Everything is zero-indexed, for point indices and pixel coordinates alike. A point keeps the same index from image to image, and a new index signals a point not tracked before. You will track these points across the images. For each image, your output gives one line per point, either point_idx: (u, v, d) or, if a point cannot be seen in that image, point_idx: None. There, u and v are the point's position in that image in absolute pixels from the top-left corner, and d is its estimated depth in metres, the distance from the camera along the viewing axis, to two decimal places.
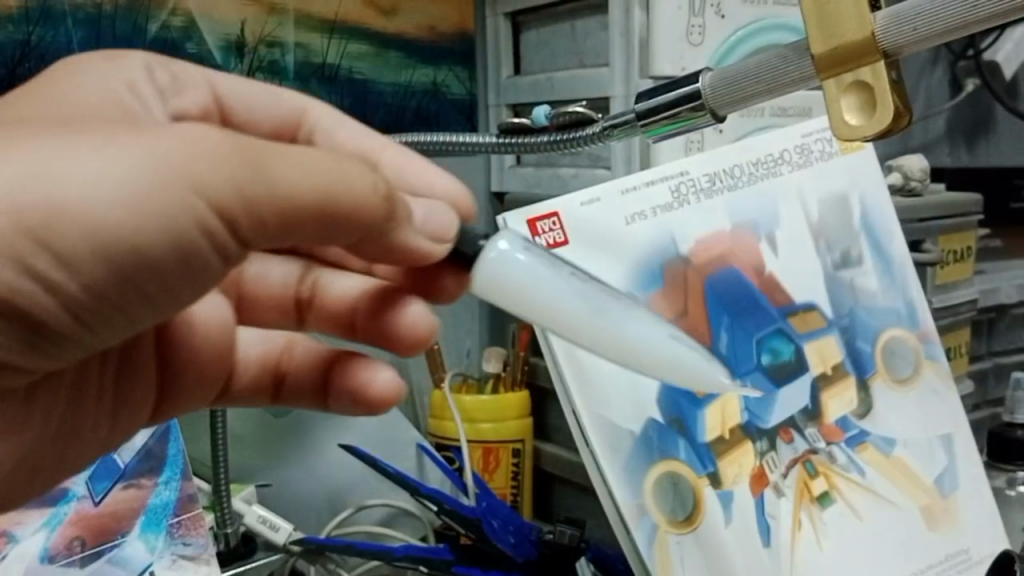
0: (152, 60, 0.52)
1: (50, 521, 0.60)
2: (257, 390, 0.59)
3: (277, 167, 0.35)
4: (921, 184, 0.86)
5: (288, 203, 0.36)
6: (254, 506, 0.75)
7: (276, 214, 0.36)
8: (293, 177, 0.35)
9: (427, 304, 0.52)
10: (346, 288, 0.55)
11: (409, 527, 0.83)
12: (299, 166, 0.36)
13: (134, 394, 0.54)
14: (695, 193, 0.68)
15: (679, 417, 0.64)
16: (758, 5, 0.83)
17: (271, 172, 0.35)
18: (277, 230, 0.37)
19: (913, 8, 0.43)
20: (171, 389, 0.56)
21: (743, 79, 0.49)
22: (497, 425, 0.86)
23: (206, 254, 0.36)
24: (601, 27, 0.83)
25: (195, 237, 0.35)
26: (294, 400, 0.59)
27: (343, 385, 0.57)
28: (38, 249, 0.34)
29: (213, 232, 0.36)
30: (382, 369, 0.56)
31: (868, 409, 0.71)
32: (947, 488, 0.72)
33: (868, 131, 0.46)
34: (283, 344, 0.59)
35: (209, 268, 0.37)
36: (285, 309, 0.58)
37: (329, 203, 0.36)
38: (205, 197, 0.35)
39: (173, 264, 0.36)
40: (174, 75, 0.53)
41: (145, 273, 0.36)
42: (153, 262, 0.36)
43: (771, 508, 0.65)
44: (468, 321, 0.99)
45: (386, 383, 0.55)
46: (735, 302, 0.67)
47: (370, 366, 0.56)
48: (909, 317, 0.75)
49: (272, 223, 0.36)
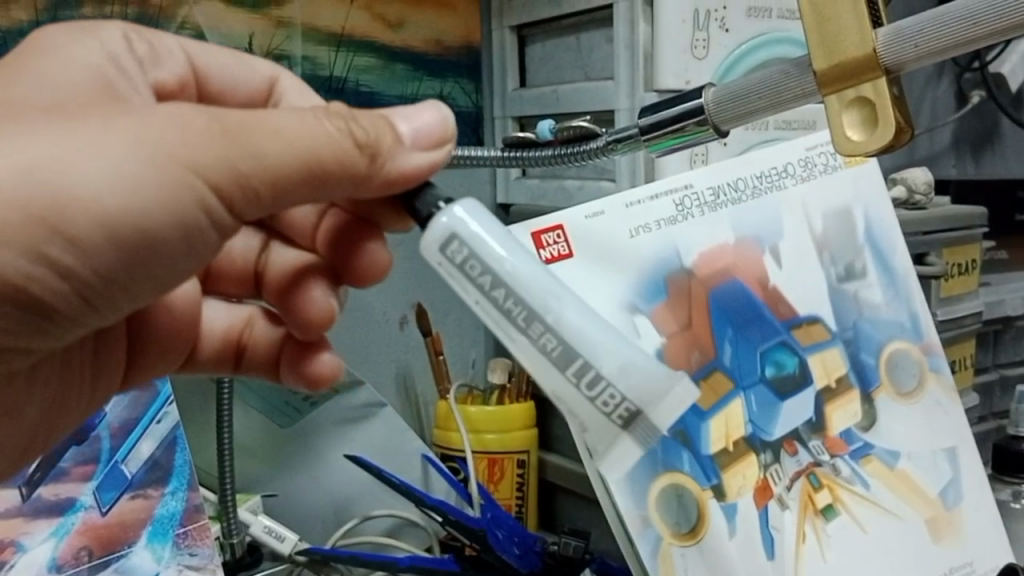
0: (129, 31, 0.53)
1: (57, 531, 0.61)
2: (219, 360, 0.63)
3: (261, 142, 0.40)
4: (925, 197, 0.86)
5: (272, 175, 0.41)
6: (260, 516, 0.76)
7: (267, 185, 0.41)
8: (275, 150, 0.40)
9: (331, 288, 0.57)
10: (295, 258, 0.58)
11: (414, 537, 0.84)
12: (282, 137, 0.40)
13: (109, 363, 0.58)
14: (699, 206, 0.69)
15: (683, 429, 0.64)
16: (763, 19, 0.83)
17: (256, 145, 0.40)
18: (270, 200, 0.42)
19: (914, 25, 0.44)
20: (145, 363, 0.60)
21: (746, 94, 0.49)
22: (502, 435, 0.87)
23: (204, 226, 0.42)
24: (606, 40, 0.83)
25: (195, 216, 0.41)
26: (250, 371, 0.62)
27: (288, 362, 0.61)
28: (53, 236, 0.39)
29: (210, 207, 0.41)
30: (322, 350, 0.60)
31: (872, 421, 0.71)
32: (951, 501, 0.72)
33: (871, 146, 0.46)
34: (243, 318, 0.63)
35: (208, 243, 0.44)
36: (245, 280, 0.61)
37: (315, 165, 0.41)
38: (202, 177, 0.40)
39: (176, 241, 0.42)
40: (152, 46, 0.54)
41: (149, 249, 0.42)
42: (156, 237, 0.42)
43: (775, 520, 0.65)
44: (473, 332, 0.99)
45: (327, 364, 0.60)
46: (738, 315, 0.68)
47: (308, 347, 0.60)
48: (913, 330, 0.75)
49: (264, 194, 0.42)
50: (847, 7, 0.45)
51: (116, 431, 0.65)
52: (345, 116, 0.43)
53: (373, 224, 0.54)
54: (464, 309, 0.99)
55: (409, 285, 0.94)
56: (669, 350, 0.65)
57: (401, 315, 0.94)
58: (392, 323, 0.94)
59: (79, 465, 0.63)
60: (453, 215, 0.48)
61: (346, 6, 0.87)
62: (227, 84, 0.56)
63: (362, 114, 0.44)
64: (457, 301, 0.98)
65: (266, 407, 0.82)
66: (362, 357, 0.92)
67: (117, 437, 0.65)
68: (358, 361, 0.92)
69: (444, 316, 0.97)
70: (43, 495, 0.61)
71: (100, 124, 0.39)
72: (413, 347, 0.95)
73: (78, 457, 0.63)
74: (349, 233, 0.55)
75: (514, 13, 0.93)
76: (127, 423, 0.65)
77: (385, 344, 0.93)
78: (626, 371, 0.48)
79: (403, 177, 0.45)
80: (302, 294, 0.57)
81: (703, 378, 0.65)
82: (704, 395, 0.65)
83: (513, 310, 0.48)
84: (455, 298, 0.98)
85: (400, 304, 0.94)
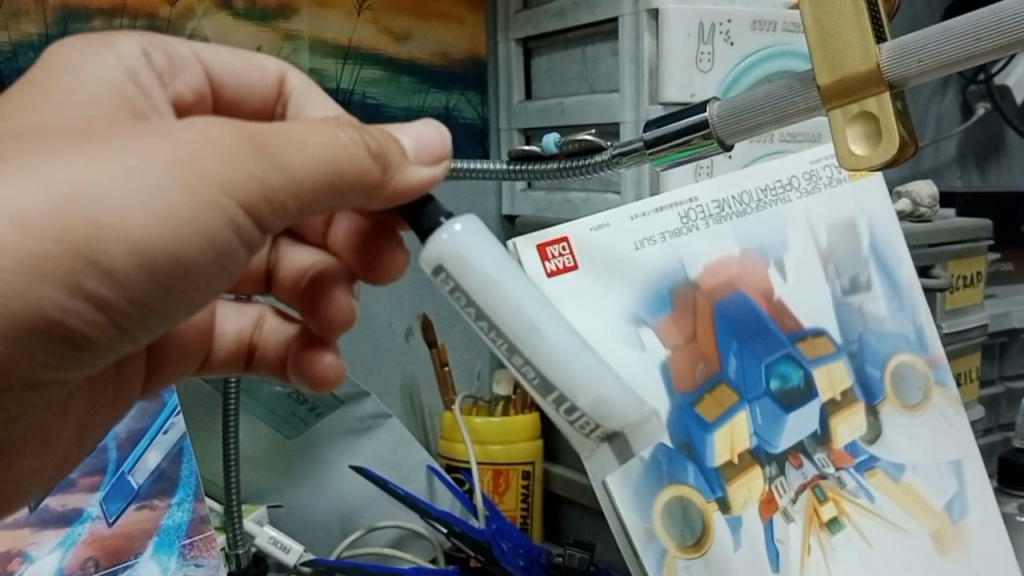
0: (147, 43, 0.52)
1: (64, 542, 0.61)
2: (231, 360, 0.62)
3: (288, 153, 0.40)
4: (930, 210, 0.86)
5: (295, 191, 0.41)
6: (266, 527, 0.76)
7: (294, 199, 0.41)
8: (302, 162, 0.40)
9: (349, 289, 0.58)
10: (311, 258, 0.59)
11: (419, 548, 0.84)
12: (305, 149, 0.41)
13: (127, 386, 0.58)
14: (704, 219, 0.69)
15: (688, 442, 0.64)
16: (768, 33, 0.83)
17: (282, 158, 0.40)
18: (296, 210, 0.42)
19: (918, 41, 0.44)
20: (161, 372, 0.60)
21: (749, 108, 0.49)
22: (507, 446, 0.87)
23: (233, 245, 0.42)
24: (612, 53, 0.84)
25: (227, 237, 0.41)
26: (261, 371, 0.62)
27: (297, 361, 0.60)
28: (90, 268, 0.38)
29: (241, 226, 0.41)
30: (328, 351, 0.60)
31: (877, 434, 0.71)
32: (957, 514, 0.72)
33: (874, 161, 0.46)
34: (252, 319, 0.63)
35: (238, 262, 0.43)
36: (257, 280, 0.60)
37: (338, 176, 0.42)
38: (233, 197, 0.40)
39: (208, 263, 0.42)
40: (170, 57, 0.53)
41: (181, 278, 0.41)
42: (189, 266, 0.41)
43: (780, 533, 0.65)
44: (479, 343, 1.00)
45: (333, 364, 0.60)
46: (743, 327, 0.68)
47: (314, 347, 0.60)
48: (918, 342, 0.75)
49: (291, 205, 0.42)
50: (851, 22, 0.46)
51: (123, 442, 0.65)
52: (357, 128, 0.44)
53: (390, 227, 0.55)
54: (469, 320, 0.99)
55: (415, 297, 0.95)
56: (674, 362, 0.65)
57: (406, 325, 0.94)
58: (398, 333, 0.94)
59: (86, 475, 0.63)
60: (453, 233, 0.47)
61: (353, 19, 0.88)
62: (240, 95, 0.57)
63: (370, 127, 0.45)
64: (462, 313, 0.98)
65: (271, 419, 0.82)
66: (368, 368, 0.92)
67: (124, 448, 0.65)
68: (364, 372, 0.92)
69: (450, 327, 0.97)
70: (50, 506, 0.61)
71: (112, 147, 0.39)
72: (418, 359, 0.95)
73: (85, 467, 0.63)
74: (369, 235, 0.56)
75: (520, 26, 0.93)
76: (134, 434, 0.65)
77: (390, 354, 0.94)
78: (599, 403, 0.48)
79: (405, 190, 0.46)
80: (324, 294, 0.58)
81: (708, 391, 0.65)
82: (709, 408, 0.65)
83: (498, 337, 0.48)
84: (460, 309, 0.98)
85: (405, 316, 0.94)
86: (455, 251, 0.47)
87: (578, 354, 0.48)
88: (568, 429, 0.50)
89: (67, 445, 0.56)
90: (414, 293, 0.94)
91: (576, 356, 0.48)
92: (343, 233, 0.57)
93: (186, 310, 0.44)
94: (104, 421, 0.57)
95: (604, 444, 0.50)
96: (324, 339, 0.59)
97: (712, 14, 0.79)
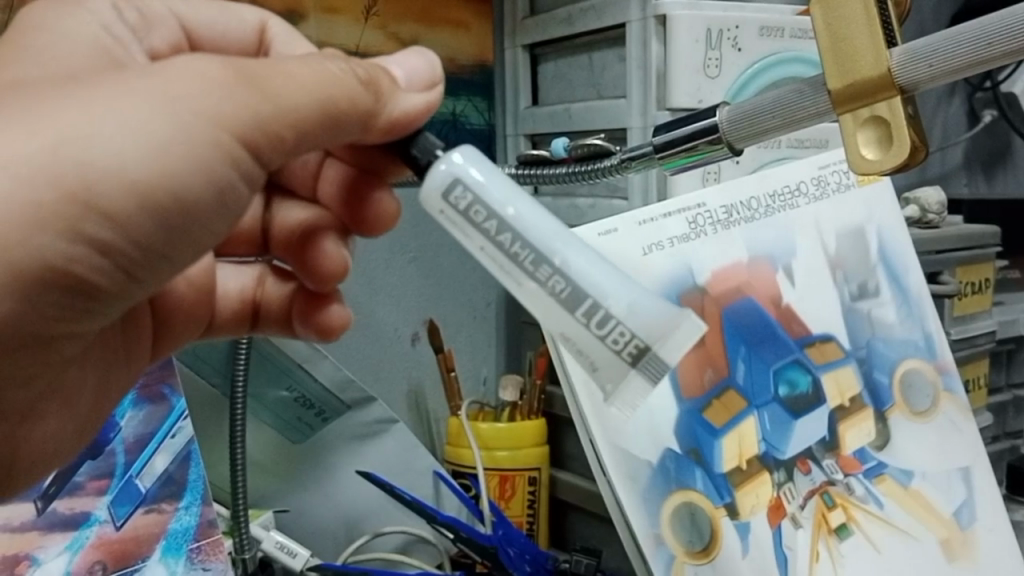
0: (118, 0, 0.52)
1: (72, 546, 0.61)
2: (235, 320, 0.62)
3: (278, 84, 0.40)
4: (939, 216, 0.86)
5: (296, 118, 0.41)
6: (272, 532, 0.75)
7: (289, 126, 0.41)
8: (295, 93, 0.40)
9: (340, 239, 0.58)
10: (301, 212, 0.58)
11: (425, 554, 0.83)
12: (296, 80, 0.41)
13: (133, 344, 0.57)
14: (713, 224, 0.69)
15: (696, 447, 0.64)
16: (776, 39, 0.83)
17: (273, 87, 0.40)
18: (293, 144, 0.42)
19: (929, 46, 0.44)
20: (171, 334, 0.59)
21: (759, 113, 0.49)
22: (514, 452, 0.86)
23: (235, 182, 0.42)
24: (619, 59, 0.84)
25: (227, 173, 0.41)
26: (266, 329, 0.63)
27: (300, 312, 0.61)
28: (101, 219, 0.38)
29: (239, 161, 0.41)
30: (333, 302, 0.61)
31: (886, 440, 0.71)
32: (966, 521, 0.72)
33: (885, 165, 0.46)
34: (253, 277, 0.63)
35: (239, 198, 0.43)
36: (253, 240, 0.61)
37: (332, 108, 0.41)
38: (230, 131, 0.39)
39: (212, 205, 0.42)
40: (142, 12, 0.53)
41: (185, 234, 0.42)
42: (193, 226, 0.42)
43: (789, 539, 0.65)
44: (484, 348, 0.99)
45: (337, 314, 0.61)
46: (751, 332, 0.68)
47: (320, 300, 0.61)
48: (927, 349, 0.75)
49: (288, 138, 0.41)
50: (862, 27, 0.46)
51: (131, 446, 0.65)
52: (346, 59, 0.44)
53: (378, 174, 0.55)
54: (476, 325, 0.99)
55: (421, 302, 0.95)
56: (682, 368, 0.65)
57: (413, 331, 0.94)
58: (404, 339, 0.94)
59: (95, 479, 0.63)
60: (453, 163, 0.45)
61: (361, 25, 0.88)
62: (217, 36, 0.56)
63: (358, 60, 0.45)
64: (468, 318, 0.98)
65: (277, 423, 0.82)
66: (374, 374, 0.93)
67: (132, 452, 0.65)
68: (370, 377, 0.92)
69: (457, 333, 0.97)
70: (58, 510, 0.61)
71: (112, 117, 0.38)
72: (424, 365, 0.95)
73: (93, 471, 0.63)
74: (356, 184, 0.55)
75: (527, 32, 0.93)
76: (142, 437, 0.65)
77: (396, 359, 0.94)
78: (634, 310, 0.43)
79: (400, 120, 0.45)
80: (315, 247, 0.57)
81: (716, 397, 0.65)
82: (717, 413, 0.65)
83: (520, 255, 0.44)
84: (466, 315, 0.98)
85: (412, 321, 0.94)
86: (464, 179, 0.44)
87: (608, 271, 0.44)
88: (602, 355, 0.44)
89: (87, 405, 0.55)
90: (420, 299, 0.94)
91: (605, 272, 0.44)
92: (332, 184, 0.56)
93: (201, 250, 0.44)
94: (114, 373, 0.57)
95: (635, 368, 0.43)
96: (326, 292, 0.60)
97: (720, 20, 0.79)
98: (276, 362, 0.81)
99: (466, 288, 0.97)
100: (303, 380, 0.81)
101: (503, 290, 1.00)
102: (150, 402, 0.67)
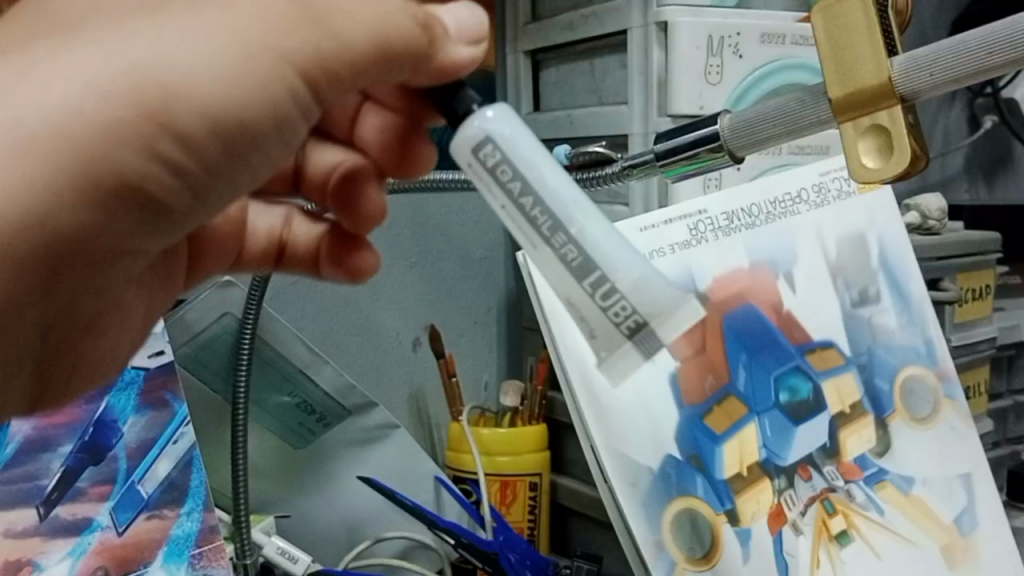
0: None
1: (74, 551, 0.61)
2: (261, 258, 0.60)
3: (340, 21, 0.37)
4: (939, 223, 0.86)
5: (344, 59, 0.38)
6: (274, 537, 0.76)
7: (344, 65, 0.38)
8: (354, 31, 0.37)
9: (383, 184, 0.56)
10: (338, 155, 0.56)
11: (426, 559, 0.83)
12: (355, 18, 0.37)
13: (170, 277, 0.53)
14: (714, 231, 0.69)
15: (697, 454, 0.64)
16: (776, 46, 0.83)
17: (336, 28, 0.37)
18: (349, 80, 0.39)
19: (930, 54, 0.44)
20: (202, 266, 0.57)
21: (760, 121, 0.49)
22: (515, 458, 0.87)
23: (295, 115, 0.39)
24: (620, 65, 0.84)
25: (286, 102, 0.38)
26: (292, 270, 0.61)
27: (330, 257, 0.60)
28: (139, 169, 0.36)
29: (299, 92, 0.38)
30: (365, 248, 0.60)
31: (887, 447, 0.71)
32: (967, 527, 0.72)
33: (886, 174, 0.46)
34: (281, 217, 0.61)
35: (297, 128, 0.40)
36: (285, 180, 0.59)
37: (386, 46, 0.38)
38: (294, 66, 0.37)
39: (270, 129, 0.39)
40: None
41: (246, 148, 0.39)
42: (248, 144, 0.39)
43: (789, 546, 0.65)
44: (486, 354, 1.00)
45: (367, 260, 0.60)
46: (752, 339, 0.68)
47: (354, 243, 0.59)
48: (928, 355, 0.75)
49: (344, 75, 0.38)
50: (862, 36, 0.46)
51: (134, 452, 0.65)
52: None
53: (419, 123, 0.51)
54: (477, 330, 0.99)
55: (423, 308, 0.95)
56: (683, 375, 0.65)
57: (414, 336, 0.94)
58: (406, 344, 0.94)
59: (96, 484, 0.63)
60: (485, 118, 0.44)
61: None
62: None
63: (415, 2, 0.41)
64: (470, 323, 0.98)
65: (278, 428, 0.82)
66: (375, 379, 0.93)
67: (133, 457, 0.65)
68: (372, 383, 0.93)
69: (458, 338, 0.97)
70: (61, 515, 0.62)
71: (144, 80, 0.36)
72: (425, 370, 0.95)
73: (96, 476, 0.64)
74: (402, 131, 0.51)
75: (528, 38, 0.94)
76: (144, 443, 0.66)
77: (397, 364, 0.94)
78: (640, 285, 0.43)
79: (451, 68, 0.42)
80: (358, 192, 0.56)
81: (717, 403, 0.65)
82: (717, 420, 0.65)
83: (537, 219, 0.44)
84: (468, 320, 0.98)
85: (413, 326, 0.94)
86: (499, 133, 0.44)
87: (622, 243, 0.44)
88: (600, 323, 0.44)
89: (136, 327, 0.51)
90: (422, 304, 0.95)
91: (619, 245, 0.44)
92: (372, 132, 0.52)
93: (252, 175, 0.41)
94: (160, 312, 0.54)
95: (631, 342, 0.43)
96: (360, 235, 0.59)
97: (721, 27, 0.80)
98: (278, 367, 0.81)
99: (468, 293, 0.98)
100: (306, 385, 0.81)
101: (504, 295, 1.00)
102: (151, 408, 0.67)
